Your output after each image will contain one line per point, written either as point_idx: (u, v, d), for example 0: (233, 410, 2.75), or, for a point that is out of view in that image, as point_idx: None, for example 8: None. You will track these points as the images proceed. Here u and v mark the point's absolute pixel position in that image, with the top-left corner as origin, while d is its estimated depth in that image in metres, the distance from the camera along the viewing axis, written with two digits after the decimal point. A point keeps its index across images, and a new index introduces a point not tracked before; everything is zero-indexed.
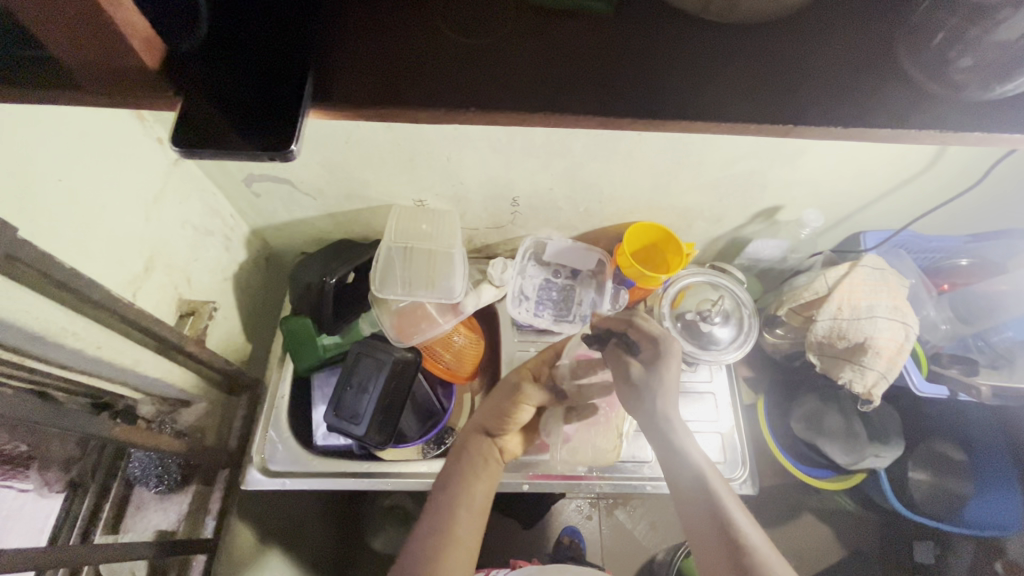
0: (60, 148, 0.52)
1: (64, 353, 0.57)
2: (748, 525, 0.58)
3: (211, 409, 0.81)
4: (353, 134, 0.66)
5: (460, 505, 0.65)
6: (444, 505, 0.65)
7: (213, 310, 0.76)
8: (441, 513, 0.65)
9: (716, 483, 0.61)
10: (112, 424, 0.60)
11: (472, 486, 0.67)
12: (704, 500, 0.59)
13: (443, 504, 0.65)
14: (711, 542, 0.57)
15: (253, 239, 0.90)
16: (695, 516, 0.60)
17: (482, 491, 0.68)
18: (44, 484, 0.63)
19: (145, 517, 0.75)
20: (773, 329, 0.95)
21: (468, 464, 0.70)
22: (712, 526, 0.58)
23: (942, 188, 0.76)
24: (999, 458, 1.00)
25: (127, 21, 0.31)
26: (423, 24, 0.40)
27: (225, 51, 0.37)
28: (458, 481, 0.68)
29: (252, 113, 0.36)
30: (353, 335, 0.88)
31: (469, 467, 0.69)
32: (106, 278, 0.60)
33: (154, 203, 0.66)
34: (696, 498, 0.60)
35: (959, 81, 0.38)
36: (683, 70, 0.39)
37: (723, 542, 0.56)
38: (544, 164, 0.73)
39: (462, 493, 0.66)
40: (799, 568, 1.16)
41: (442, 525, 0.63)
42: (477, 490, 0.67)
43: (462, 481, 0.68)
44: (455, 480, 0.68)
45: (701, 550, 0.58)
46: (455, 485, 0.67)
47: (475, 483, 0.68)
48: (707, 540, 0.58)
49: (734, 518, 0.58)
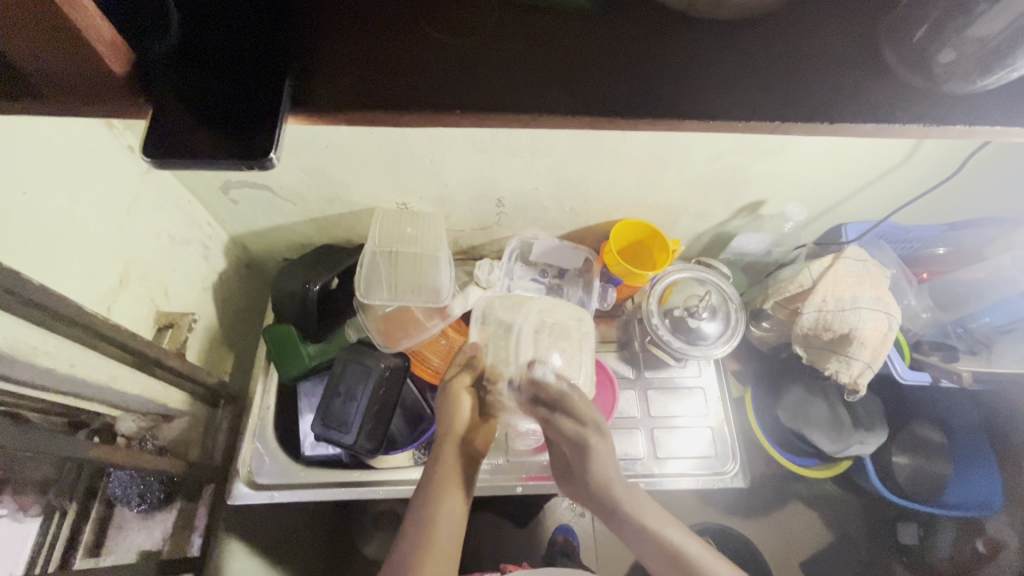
0: (23, 158, 0.49)
1: (36, 372, 0.54)
2: (688, 541, 0.61)
3: (193, 423, 0.79)
4: (334, 137, 0.65)
5: (437, 518, 0.60)
6: (421, 518, 0.60)
7: (192, 321, 0.74)
8: (420, 527, 0.59)
9: (653, 514, 0.62)
10: (91, 445, 0.58)
11: (448, 498, 0.62)
12: (646, 537, 0.61)
13: (420, 519, 0.60)
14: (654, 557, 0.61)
15: (232, 246, 0.87)
16: (639, 543, 0.62)
17: (457, 503, 0.62)
18: (18, 509, 0.62)
19: (128, 537, 0.72)
20: (759, 322, 0.96)
21: (438, 476, 0.64)
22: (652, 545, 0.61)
23: (921, 179, 0.77)
24: (975, 440, 1.02)
25: (90, 26, 0.29)
26: (404, 24, 0.39)
27: (199, 57, 0.35)
28: (429, 496, 0.62)
29: (227, 120, 0.34)
30: (338, 341, 0.86)
31: (437, 481, 0.63)
32: (79, 294, 0.58)
33: (127, 213, 0.64)
34: (641, 534, 0.62)
35: (939, 75, 0.38)
36: (671, 67, 0.39)
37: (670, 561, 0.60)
38: (528, 164, 0.72)
39: (439, 503, 0.61)
40: (789, 556, 1.18)
41: (423, 540, 0.58)
42: (452, 502, 0.62)
43: (433, 495, 0.62)
44: (426, 491, 0.63)
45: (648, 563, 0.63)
46: (427, 501, 0.61)
47: (449, 496, 0.62)
48: (654, 560, 0.61)
49: (678, 545, 0.60)
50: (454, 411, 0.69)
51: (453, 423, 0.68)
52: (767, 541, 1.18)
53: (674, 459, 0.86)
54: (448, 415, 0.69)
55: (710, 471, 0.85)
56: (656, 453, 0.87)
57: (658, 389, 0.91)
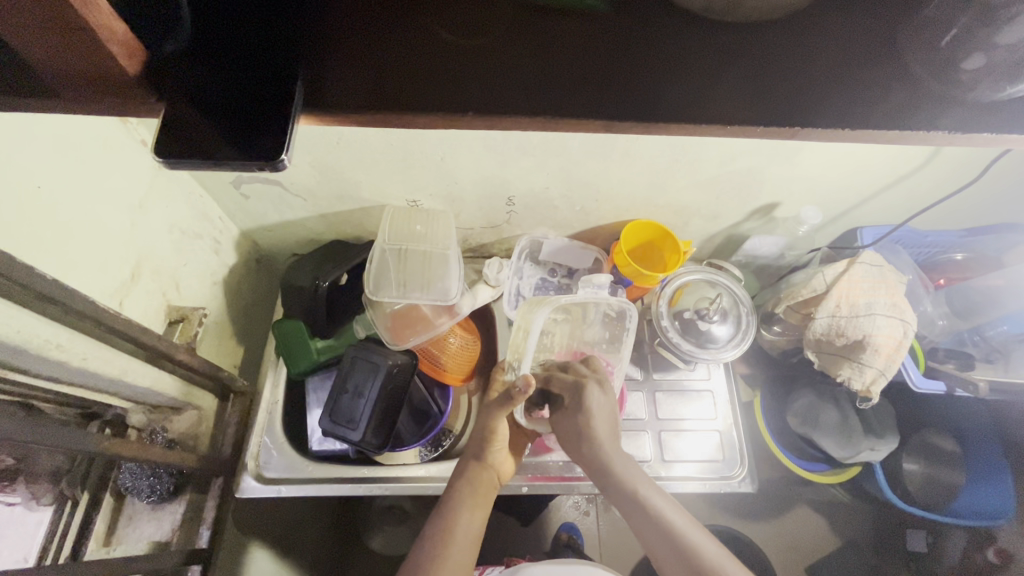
0: (37, 151, 0.49)
1: (49, 364, 0.54)
2: (690, 532, 0.60)
3: (203, 416, 0.79)
4: (345, 134, 0.65)
5: (455, 531, 0.61)
6: (439, 531, 0.61)
7: (203, 316, 0.74)
8: (437, 541, 0.60)
9: (647, 491, 0.63)
10: (101, 438, 0.58)
11: (466, 513, 0.63)
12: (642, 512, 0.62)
13: (437, 530, 0.61)
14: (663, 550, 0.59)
15: (242, 241, 0.88)
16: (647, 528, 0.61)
17: (476, 519, 0.63)
18: (32, 498, 0.63)
19: (137, 527, 0.72)
20: (771, 326, 0.95)
21: (458, 496, 0.65)
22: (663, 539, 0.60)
23: (941, 183, 0.76)
24: (989, 448, 1.00)
25: (102, 23, 0.29)
26: (416, 25, 0.38)
27: (212, 56, 0.35)
28: (447, 512, 0.63)
29: (240, 120, 0.34)
30: (347, 336, 0.87)
31: (458, 498, 0.65)
32: (91, 288, 0.58)
33: (139, 208, 0.64)
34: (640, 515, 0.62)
35: (966, 81, 0.37)
36: (685, 69, 0.38)
37: (675, 553, 0.59)
38: (539, 163, 0.72)
39: (455, 514, 0.63)
40: (796, 562, 1.16)
41: (439, 550, 0.60)
42: (471, 517, 0.63)
43: (451, 511, 0.63)
44: (445, 507, 0.64)
45: (654, 556, 0.60)
46: (445, 516, 0.63)
47: (469, 511, 0.64)
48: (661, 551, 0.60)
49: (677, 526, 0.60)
50: (486, 436, 0.70)
51: (486, 444, 0.70)
52: (774, 546, 1.17)
53: (681, 462, 0.86)
54: (484, 437, 0.70)
55: (716, 475, 0.85)
56: (663, 455, 0.86)
57: (666, 391, 0.91)
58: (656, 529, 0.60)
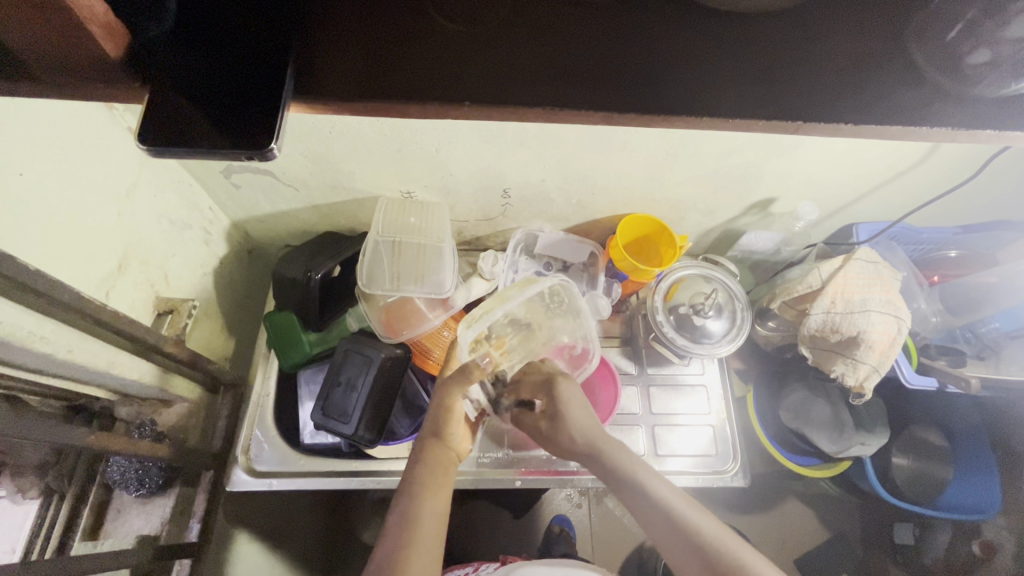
0: (17, 137, 0.48)
1: (32, 356, 0.53)
2: (702, 517, 0.54)
3: (192, 409, 0.78)
4: (338, 124, 0.63)
5: (419, 520, 0.56)
6: (403, 520, 0.56)
7: (192, 308, 0.72)
8: (400, 529, 0.56)
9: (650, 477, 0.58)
10: (88, 432, 0.57)
11: (431, 498, 0.58)
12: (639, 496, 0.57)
13: (403, 519, 0.57)
14: (670, 537, 0.54)
15: (233, 231, 0.86)
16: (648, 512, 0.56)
17: (442, 502, 0.59)
18: (16, 492, 0.63)
19: (126, 521, 0.71)
20: (766, 322, 0.95)
21: (419, 482, 0.61)
22: (665, 524, 0.55)
23: (938, 181, 0.76)
24: (977, 443, 1.01)
25: (85, 7, 0.28)
26: (414, 11, 0.37)
27: (199, 42, 0.34)
28: (410, 497, 0.59)
29: (224, 106, 0.34)
30: (338, 330, 0.85)
31: (421, 483, 0.60)
32: (78, 279, 0.57)
33: (126, 196, 0.62)
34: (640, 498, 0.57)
35: (971, 76, 0.37)
36: (692, 58, 0.37)
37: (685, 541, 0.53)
38: (535, 155, 0.71)
39: (423, 501, 0.58)
40: (785, 554, 1.17)
41: (404, 541, 0.54)
42: (436, 500, 0.58)
43: (414, 497, 0.59)
44: (406, 494, 0.59)
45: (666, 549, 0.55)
46: (408, 503, 0.58)
47: (433, 494, 0.59)
48: (664, 533, 0.55)
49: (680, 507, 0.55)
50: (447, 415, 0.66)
51: (443, 423, 0.66)
52: (764, 539, 1.18)
53: (674, 457, 0.86)
54: (440, 413, 0.67)
55: (709, 470, 0.85)
56: (656, 450, 0.86)
57: (661, 386, 0.91)
58: (657, 512, 0.55)
